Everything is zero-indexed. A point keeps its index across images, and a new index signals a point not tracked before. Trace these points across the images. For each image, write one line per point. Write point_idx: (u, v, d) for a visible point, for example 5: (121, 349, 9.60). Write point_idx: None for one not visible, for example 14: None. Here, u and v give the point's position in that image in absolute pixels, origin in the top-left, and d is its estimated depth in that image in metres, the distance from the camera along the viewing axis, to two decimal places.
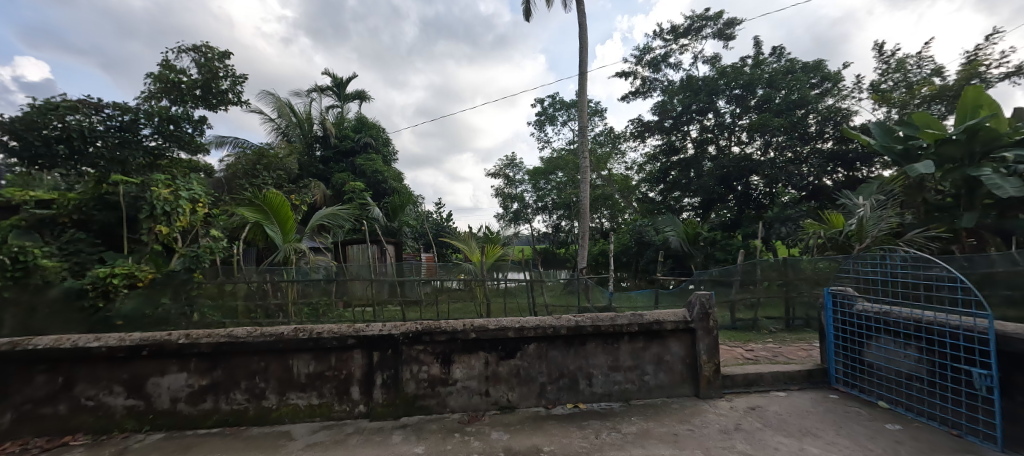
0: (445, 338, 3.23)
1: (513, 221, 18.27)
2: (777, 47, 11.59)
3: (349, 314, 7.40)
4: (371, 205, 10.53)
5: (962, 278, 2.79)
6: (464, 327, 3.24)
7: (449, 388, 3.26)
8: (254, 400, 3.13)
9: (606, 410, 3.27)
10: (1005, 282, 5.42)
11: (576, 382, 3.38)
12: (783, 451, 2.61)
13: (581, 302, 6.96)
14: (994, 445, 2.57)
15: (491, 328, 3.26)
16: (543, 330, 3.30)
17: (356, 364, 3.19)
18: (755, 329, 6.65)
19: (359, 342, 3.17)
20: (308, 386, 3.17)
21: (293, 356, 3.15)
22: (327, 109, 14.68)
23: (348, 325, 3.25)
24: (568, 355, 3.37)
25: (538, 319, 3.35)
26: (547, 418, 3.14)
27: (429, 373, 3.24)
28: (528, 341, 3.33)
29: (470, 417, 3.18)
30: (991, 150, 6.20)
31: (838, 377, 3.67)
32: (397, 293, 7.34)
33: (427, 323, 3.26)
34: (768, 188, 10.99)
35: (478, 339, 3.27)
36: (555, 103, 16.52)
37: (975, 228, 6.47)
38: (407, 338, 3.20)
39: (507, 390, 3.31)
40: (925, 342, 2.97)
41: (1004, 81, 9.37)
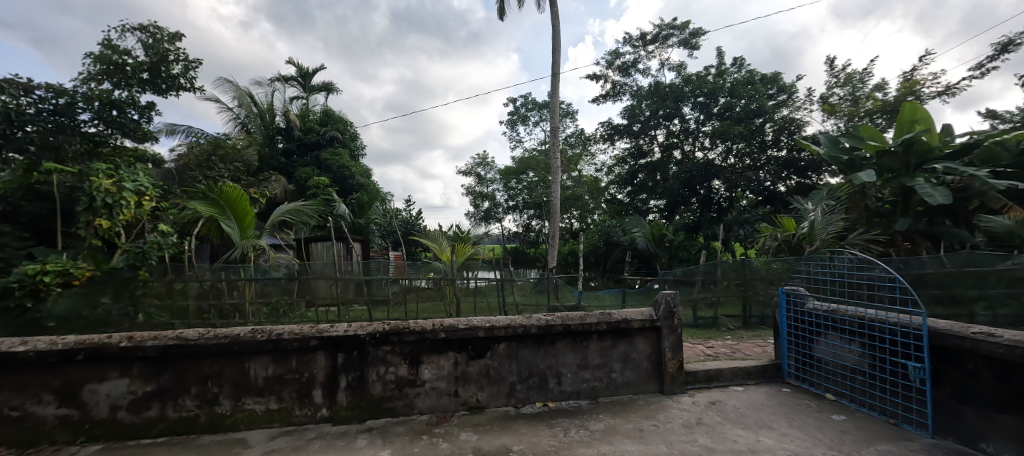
0: (414, 338, 3.15)
1: (484, 221, 18.19)
2: (738, 58, 12.16)
3: (311, 314, 7.10)
4: (337, 201, 10.18)
5: (900, 278, 3.00)
6: (434, 326, 3.18)
7: (417, 389, 3.19)
8: (205, 407, 2.93)
9: (575, 408, 3.31)
10: (934, 283, 6.01)
11: (545, 380, 3.40)
12: (740, 443, 2.73)
13: (551, 302, 6.99)
14: (925, 432, 2.79)
15: (461, 328, 3.21)
16: (514, 330, 3.29)
17: (318, 366, 3.06)
18: (716, 327, 6.94)
19: (322, 343, 3.03)
20: (266, 390, 3.00)
21: (250, 359, 2.98)
22: (291, 100, 14.06)
23: (311, 326, 3.11)
24: (538, 354, 3.38)
25: (509, 318, 3.34)
26: (516, 418, 3.13)
27: (396, 375, 3.15)
28: (498, 341, 3.31)
29: (439, 419, 3.13)
30: (924, 162, 6.84)
31: (790, 372, 3.88)
32: (364, 292, 7.13)
33: (395, 323, 3.17)
34: (728, 193, 11.53)
35: (448, 339, 3.21)
36: (526, 103, 16.58)
37: (909, 232, 7.05)
38: (374, 338, 3.09)
39: (477, 390, 3.28)
40: (868, 338, 3.18)
41: (935, 98, 10.27)
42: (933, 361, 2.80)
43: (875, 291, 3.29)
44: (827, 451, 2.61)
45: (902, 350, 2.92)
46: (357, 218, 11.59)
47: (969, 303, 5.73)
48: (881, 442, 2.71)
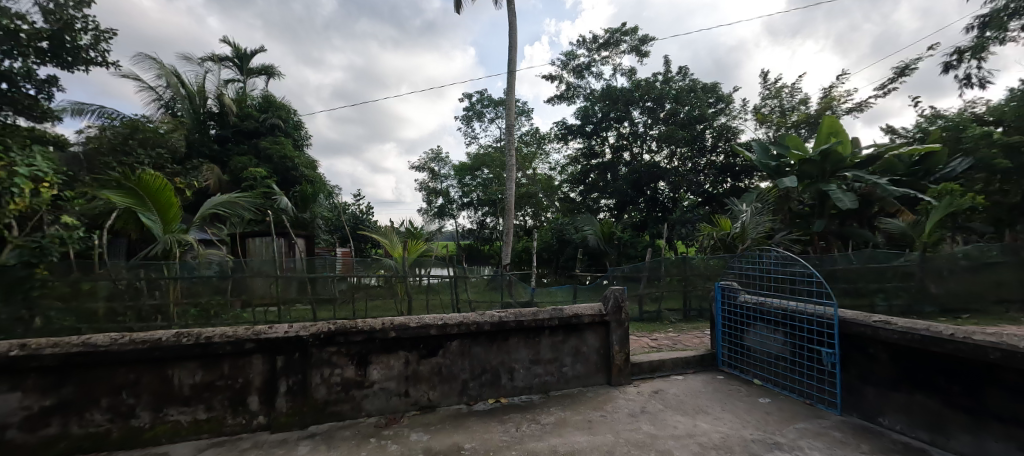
0: (361, 339, 3.00)
1: (437, 217, 17.85)
2: (683, 67, 12.88)
3: (246, 315, 6.57)
4: (278, 194, 9.49)
5: (816, 273, 3.31)
6: (383, 325, 3.05)
7: (365, 391, 3.05)
8: (118, 420, 2.62)
9: (526, 403, 3.34)
10: (843, 278, 6.80)
11: (497, 376, 3.39)
12: (679, 429, 2.90)
13: (505, 298, 7.01)
14: (834, 410, 3.11)
15: (412, 326, 3.11)
16: (467, 328, 3.24)
17: (254, 371, 2.83)
18: (659, 321, 7.32)
19: (260, 346, 2.81)
20: (193, 399, 2.73)
21: (173, 366, 2.69)
22: (227, 83, 12.91)
23: (245, 327, 2.87)
24: (490, 350, 3.36)
25: (462, 315, 3.28)
26: (468, 416, 3.09)
27: (342, 377, 3.00)
28: (450, 339, 3.25)
29: (388, 420, 3.02)
30: (837, 170, 7.70)
31: (724, 360, 4.18)
32: (307, 290, 6.72)
33: (342, 322, 3.00)
34: (672, 194, 12.19)
35: (399, 338, 3.10)
36: (482, 99, 16.47)
37: (824, 233, 7.86)
38: (318, 339, 2.91)
39: (428, 388, 3.21)
40: (789, 327, 3.49)
41: (847, 114, 11.56)
42: (842, 346, 3.13)
43: (796, 285, 3.60)
44: (753, 431, 2.85)
45: (816, 337, 3.23)
46: (301, 212, 10.87)
47: (871, 295, 6.73)
48: (800, 421, 3.01)
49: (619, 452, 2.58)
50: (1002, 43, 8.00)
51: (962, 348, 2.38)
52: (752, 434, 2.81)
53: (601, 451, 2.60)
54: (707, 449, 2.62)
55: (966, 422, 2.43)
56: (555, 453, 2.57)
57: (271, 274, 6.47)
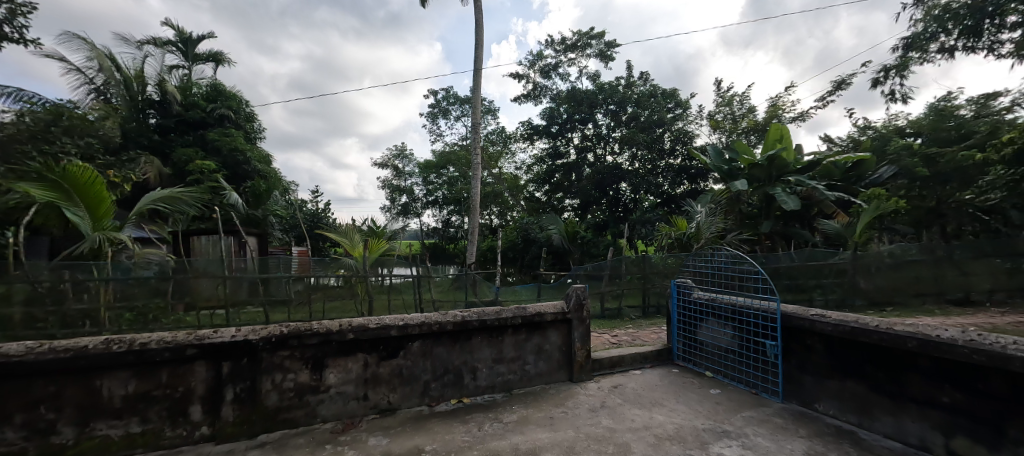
0: (317, 341, 2.82)
1: (401, 215, 17.50)
2: (645, 72, 13.33)
3: (189, 319, 6.19)
4: (228, 190, 8.72)
5: (762, 272, 3.53)
6: (341, 327, 2.88)
7: (320, 395, 2.87)
8: (34, 438, 2.31)
9: (489, 402, 3.29)
10: (787, 275, 7.28)
11: (460, 376, 3.30)
12: (637, 422, 3.00)
13: (469, 297, 6.98)
14: (777, 398, 3.34)
15: (371, 327, 2.96)
16: (428, 328, 3.12)
17: (197, 378, 2.59)
18: (620, 317, 7.55)
19: (203, 351, 2.57)
20: (125, 411, 2.47)
21: (102, 376, 2.41)
22: (170, 69, 12.03)
23: (187, 331, 2.61)
24: (453, 351, 3.27)
25: (424, 315, 3.17)
26: (429, 417, 3.00)
27: (296, 382, 2.81)
28: (411, 340, 3.11)
29: (345, 426, 2.86)
30: (782, 174, 8.24)
31: (678, 354, 4.37)
32: (259, 291, 6.40)
33: (295, 325, 2.81)
34: (633, 195, 12.58)
35: (357, 340, 2.94)
36: (447, 96, 16.29)
37: (770, 233, 8.43)
38: (269, 343, 2.71)
39: (388, 391, 3.06)
40: (738, 322, 3.70)
41: (792, 122, 12.40)
42: (787, 339, 3.32)
43: (744, 283, 3.82)
44: (705, 421, 3.01)
45: (762, 331, 3.45)
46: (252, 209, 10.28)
47: (810, 291, 7.26)
48: (747, 409, 3.20)
49: (579, 447, 2.63)
50: (923, 63, 8.85)
51: (887, 338, 2.62)
52: (703, 424, 2.96)
53: (563, 447, 2.63)
54: (663, 440, 2.74)
55: (890, 405, 2.67)
56: (516, 452, 2.57)
57: (218, 274, 6.11)
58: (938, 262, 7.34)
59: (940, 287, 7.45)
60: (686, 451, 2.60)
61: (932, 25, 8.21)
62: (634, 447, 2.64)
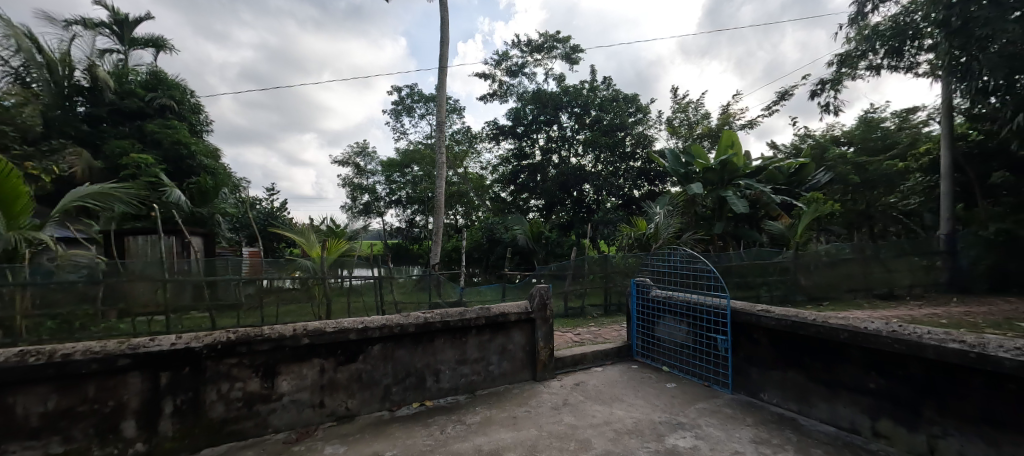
0: (268, 348, 2.69)
1: (362, 214, 17.10)
2: (608, 77, 13.69)
3: (122, 326, 5.79)
4: (170, 188, 8.10)
5: (714, 271, 3.71)
6: (295, 331, 2.77)
7: (272, 405, 2.74)
8: None
9: (452, 404, 3.28)
10: (737, 273, 7.62)
11: (422, 379, 3.27)
12: (597, 418, 3.10)
13: (433, 298, 6.90)
14: (727, 390, 3.54)
15: (328, 331, 2.86)
16: (389, 331, 3.07)
17: (131, 391, 2.39)
18: (583, 316, 7.73)
19: (138, 362, 2.38)
20: (44, 430, 2.22)
21: (16, 391, 2.15)
22: (102, 54, 11.14)
23: (118, 340, 2.42)
24: (415, 353, 3.23)
25: (385, 317, 3.12)
26: (390, 422, 2.95)
27: (245, 391, 2.66)
28: (371, 343, 3.04)
29: (299, 435, 2.75)
30: (733, 178, 8.70)
31: (637, 350, 4.52)
32: (206, 295, 6.02)
33: (244, 330, 2.67)
34: (596, 195, 12.89)
35: (313, 345, 2.83)
36: (412, 93, 16.03)
37: (722, 234, 8.97)
38: (214, 351, 2.55)
39: (346, 397, 2.97)
40: (692, 319, 3.87)
41: (742, 129, 13.15)
42: (736, 334, 3.53)
43: (698, 281, 4.00)
44: (661, 415, 3.14)
45: (714, 327, 3.64)
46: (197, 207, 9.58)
47: (757, 288, 7.72)
48: (700, 402, 3.37)
49: (542, 445, 2.70)
50: (854, 79, 9.64)
51: (823, 330, 2.84)
52: (659, 417, 3.10)
53: (525, 446, 2.69)
54: (621, 434, 2.84)
55: (825, 394, 2.90)
56: (480, 452, 2.60)
57: (156, 278, 5.72)
58: (867, 260, 8.18)
59: (868, 283, 8.20)
60: (643, 444, 2.71)
61: (862, 44, 8.96)
62: (594, 443, 2.73)
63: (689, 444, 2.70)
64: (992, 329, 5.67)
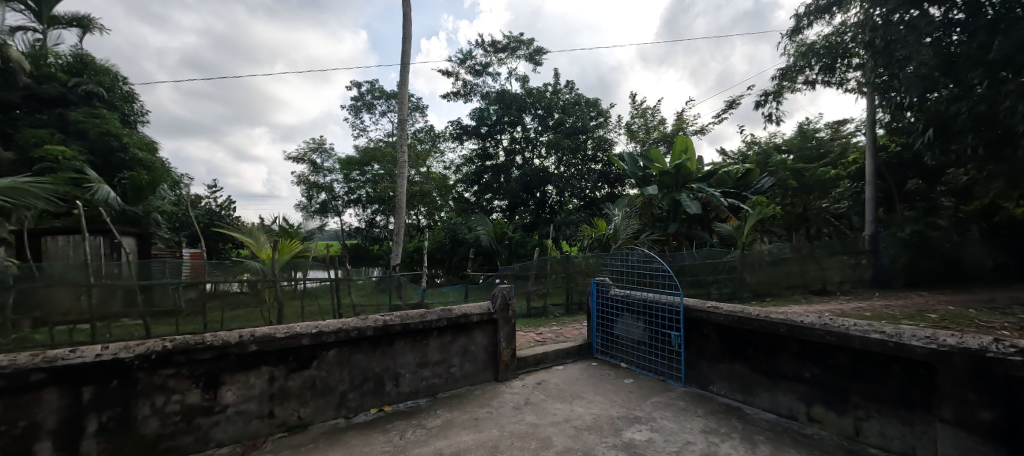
0: (210, 356, 2.53)
1: (319, 214, 16.48)
2: (570, 81, 13.95)
3: (37, 337, 5.22)
4: (95, 184, 7.25)
5: (669, 270, 3.85)
6: (241, 338, 2.62)
7: (214, 417, 2.58)
8: None
9: (412, 408, 3.22)
10: (690, 271, 7.95)
11: (381, 384, 3.18)
12: (558, 416, 3.14)
13: (393, 301, 6.77)
14: (679, 383, 3.69)
15: (279, 337, 2.72)
16: (346, 334, 2.96)
17: (46, 409, 2.17)
18: (545, 315, 7.80)
19: (56, 376, 2.17)
20: None
21: None
22: (16, 32, 10.05)
23: (32, 353, 2.19)
24: (374, 357, 3.14)
25: (341, 321, 3.01)
26: (346, 430, 2.85)
27: (184, 404, 2.49)
28: (326, 348, 2.93)
29: (246, 448, 2.60)
30: (686, 181, 9.11)
31: (597, 348, 4.62)
32: (138, 301, 5.56)
33: (182, 338, 2.49)
34: (559, 197, 13.08)
35: (261, 352, 2.69)
36: (372, 89, 15.61)
37: (676, 234, 9.36)
38: (147, 362, 2.37)
39: (299, 406, 2.85)
40: (648, 316, 4.00)
41: (696, 135, 13.78)
42: (687, 329, 3.68)
43: (654, 280, 4.14)
44: (619, 410, 3.22)
45: (668, 324, 3.77)
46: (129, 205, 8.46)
47: (708, 285, 8.10)
48: (655, 396, 3.48)
49: (504, 445, 2.70)
50: (793, 91, 10.34)
51: (765, 324, 3.02)
52: (617, 413, 3.18)
53: (487, 447, 2.68)
54: (581, 431, 2.89)
55: (768, 385, 3.07)
56: None
57: (79, 283, 5.19)
58: (804, 258, 8.78)
59: (805, 280, 8.84)
60: (601, 439, 2.77)
61: (799, 61, 9.63)
62: (555, 441, 2.76)
63: (644, 437, 2.79)
64: (908, 320, 6.26)
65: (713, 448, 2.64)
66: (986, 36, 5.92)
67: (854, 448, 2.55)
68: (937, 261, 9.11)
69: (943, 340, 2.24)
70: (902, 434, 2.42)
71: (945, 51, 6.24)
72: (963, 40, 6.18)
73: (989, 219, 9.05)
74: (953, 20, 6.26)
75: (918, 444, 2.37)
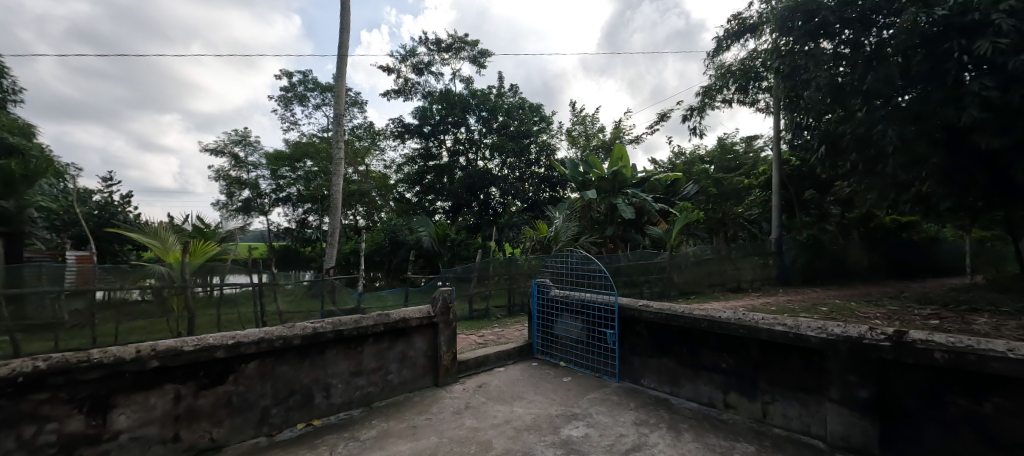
0: (99, 376, 2.20)
1: (241, 212, 15.15)
2: (514, 85, 14.10)
3: None
4: None
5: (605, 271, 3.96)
6: (140, 353, 2.31)
7: (104, 446, 2.24)
8: None
9: (344, 420, 3.02)
10: (626, 272, 8.27)
11: (310, 396, 2.95)
12: (499, 417, 3.11)
13: (326, 306, 6.41)
14: (614, 378, 3.81)
15: (187, 351, 2.43)
16: (268, 344, 2.71)
17: None
18: (487, 317, 7.75)
19: None
20: None
21: None
22: None
23: None
24: (301, 368, 2.91)
25: (263, 330, 2.75)
26: (268, 450, 2.60)
27: (62, 434, 2.14)
28: (245, 360, 2.67)
29: None
30: (622, 187, 9.51)
31: (537, 348, 4.64)
32: (3, 314, 4.50)
33: (63, 356, 2.15)
34: (502, 199, 13.14)
35: (166, 368, 2.39)
36: (305, 81, 14.67)
37: (613, 236, 9.77)
38: (13, 386, 2.01)
39: (211, 426, 2.56)
40: (585, 316, 4.09)
41: (631, 144, 14.51)
42: (622, 327, 3.82)
43: (592, 281, 4.23)
44: (559, 408, 3.26)
45: (603, 323, 3.89)
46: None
47: (642, 284, 8.51)
48: (593, 392, 3.57)
49: (442, 452, 2.61)
50: (714, 108, 11.22)
51: (688, 321, 3.21)
52: (556, 411, 3.21)
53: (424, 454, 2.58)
54: (521, 431, 2.88)
55: (692, 377, 3.26)
56: None
57: None
58: (723, 259, 9.58)
59: (723, 278, 9.62)
60: (541, 439, 2.78)
61: (717, 81, 10.54)
62: (495, 443, 2.72)
63: (582, 433, 2.84)
64: (806, 313, 7.03)
65: (644, 439, 2.74)
66: (864, 69, 6.66)
67: (762, 429, 2.78)
68: (829, 261, 10.36)
69: (832, 330, 2.50)
70: (800, 414, 2.68)
71: (836, 79, 6.95)
72: (848, 72, 6.86)
73: (867, 225, 10.98)
74: (841, 54, 6.94)
75: (812, 423, 2.63)
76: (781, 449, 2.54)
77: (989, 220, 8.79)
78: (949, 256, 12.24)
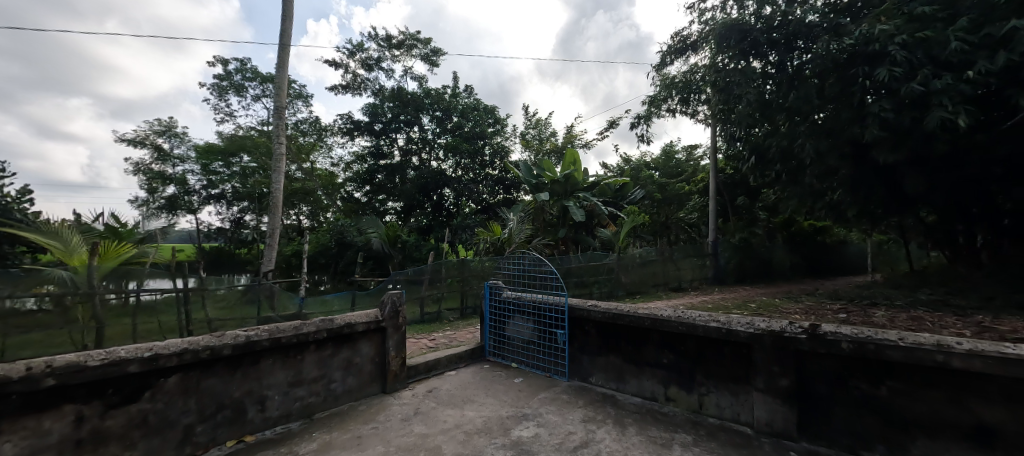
0: None
1: (165, 210, 13.85)
2: (469, 85, 14.01)
3: None
4: None
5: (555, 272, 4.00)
6: (33, 371, 2.02)
7: None
8: None
9: (281, 435, 2.82)
10: (576, 273, 8.44)
11: (242, 410, 2.73)
12: (449, 422, 3.04)
13: (263, 313, 6.00)
14: (563, 377, 3.86)
15: (92, 366, 2.16)
16: (192, 355, 2.47)
17: None
18: (439, 320, 7.62)
19: None
20: None
21: None
22: None
23: None
24: (231, 380, 2.68)
25: (187, 340, 2.51)
26: None
27: None
28: (164, 374, 2.42)
29: None
30: (574, 190, 9.72)
31: (489, 350, 4.60)
32: None
33: None
34: (455, 201, 13.03)
35: (66, 386, 2.11)
36: (242, 70, 13.72)
37: (564, 238, 9.96)
38: None
39: (122, 449, 2.29)
40: (536, 316, 4.11)
41: (582, 148, 14.89)
42: (571, 327, 3.87)
43: (544, 282, 4.26)
44: (510, 410, 3.24)
45: (553, 323, 3.93)
46: None
47: (591, 285, 8.73)
48: (545, 392, 3.59)
49: None
50: (659, 116, 11.77)
51: (633, 319, 3.31)
52: (507, 412, 3.20)
53: None
54: (471, 435, 2.83)
55: (636, 373, 3.36)
56: None
57: None
58: (667, 260, 10.05)
59: (667, 279, 10.09)
60: (491, 441, 2.75)
61: (660, 92, 11.10)
62: (444, 448, 2.66)
63: (531, 434, 2.84)
64: (738, 310, 7.57)
65: (591, 435, 2.78)
66: (787, 87, 7.30)
67: (698, 420, 2.92)
68: (759, 262, 11.21)
69: (758, 325, 2.67)
70: (732, 403, 2.84)
71: (765, 95, 7.55)
72: (774, 89, 7.57)
73: (790, 229, 11.97)
74: (768, 73, 7.60)
75: (742, 412, 2.79)
76: (715, 437, 2.68)
77: (890, 226, 9.88)
78: (857, 257, 13.65)
